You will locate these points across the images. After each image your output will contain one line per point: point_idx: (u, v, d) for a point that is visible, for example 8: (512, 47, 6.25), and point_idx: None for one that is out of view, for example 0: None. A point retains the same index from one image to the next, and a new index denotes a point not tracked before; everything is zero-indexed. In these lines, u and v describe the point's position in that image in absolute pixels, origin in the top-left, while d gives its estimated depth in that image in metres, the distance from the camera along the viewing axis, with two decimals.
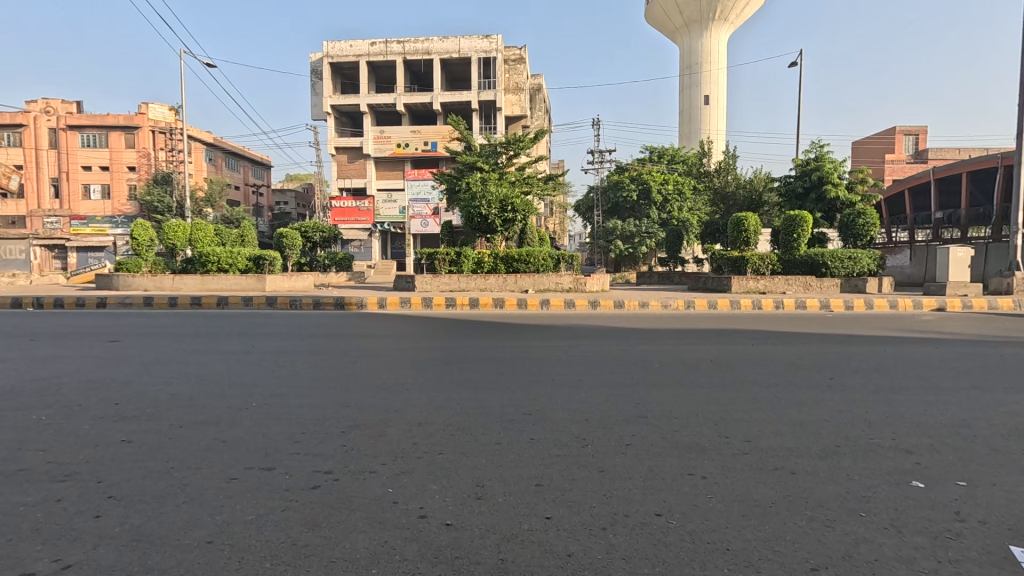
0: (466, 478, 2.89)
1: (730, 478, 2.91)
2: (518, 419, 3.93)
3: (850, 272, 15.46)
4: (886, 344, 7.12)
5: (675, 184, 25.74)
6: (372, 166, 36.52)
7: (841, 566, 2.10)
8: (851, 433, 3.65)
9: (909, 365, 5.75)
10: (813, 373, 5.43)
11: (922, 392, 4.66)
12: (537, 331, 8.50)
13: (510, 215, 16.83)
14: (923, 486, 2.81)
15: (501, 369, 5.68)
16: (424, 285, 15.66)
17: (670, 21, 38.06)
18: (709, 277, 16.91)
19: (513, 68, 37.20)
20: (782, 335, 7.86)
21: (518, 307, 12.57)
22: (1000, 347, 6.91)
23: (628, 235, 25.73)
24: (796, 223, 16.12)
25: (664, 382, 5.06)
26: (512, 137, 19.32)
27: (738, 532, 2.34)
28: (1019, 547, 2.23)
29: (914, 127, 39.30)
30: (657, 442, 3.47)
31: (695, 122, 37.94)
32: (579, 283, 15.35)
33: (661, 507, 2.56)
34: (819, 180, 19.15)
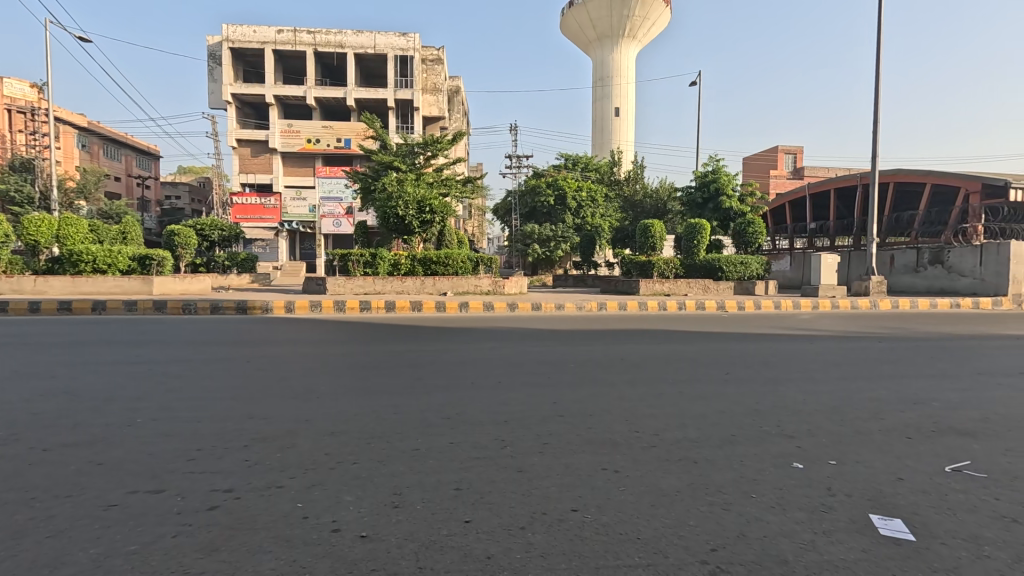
0: (384, 486, 2.80)
1: (640, 470, 3.08)
2: (437, 424, 3.88)
3: (742, 275, 16.97)
4: (771, 341, 7.93)
5: (588, 191, 26.73)
6: (279, 161, 34.40)
7: (736, 545, 2.28)
8: (743, 421, 4.02)
9: (789, 359, 6.45)
10: (712, 368, 5.90)
11: (799, 383, 5.24)
12: (456, 335, 8.40)
13: (429, 216, 16.56)
14: (802, 467, 3.16)
15: (419, 373, 5.58)
16: (337, 288, 14.94)
17: (584, 34, 39.72)
18: (619, 281, 17.78)
19: (431, 68, 36.79)
20: (684, 334, 8.49)
21: (436, 310, 12.41)
22: (860, 342, 7.96)
23: (544, 238, 26.30)
24: (696, 230, 17.60)
25: (581, 382, 5.23)
26: (430, 138, 19.07)
27: (647, 521, 2.47)
28: (877, 514, 2.58)
29: (793, 147, 44.17)
30: (573, 439, 3.58)
31: (606, 133, 39.84)
32: (497, 285, 15.51)
33: (578, 503, 2.64)
34: (716, 191, 20.89)
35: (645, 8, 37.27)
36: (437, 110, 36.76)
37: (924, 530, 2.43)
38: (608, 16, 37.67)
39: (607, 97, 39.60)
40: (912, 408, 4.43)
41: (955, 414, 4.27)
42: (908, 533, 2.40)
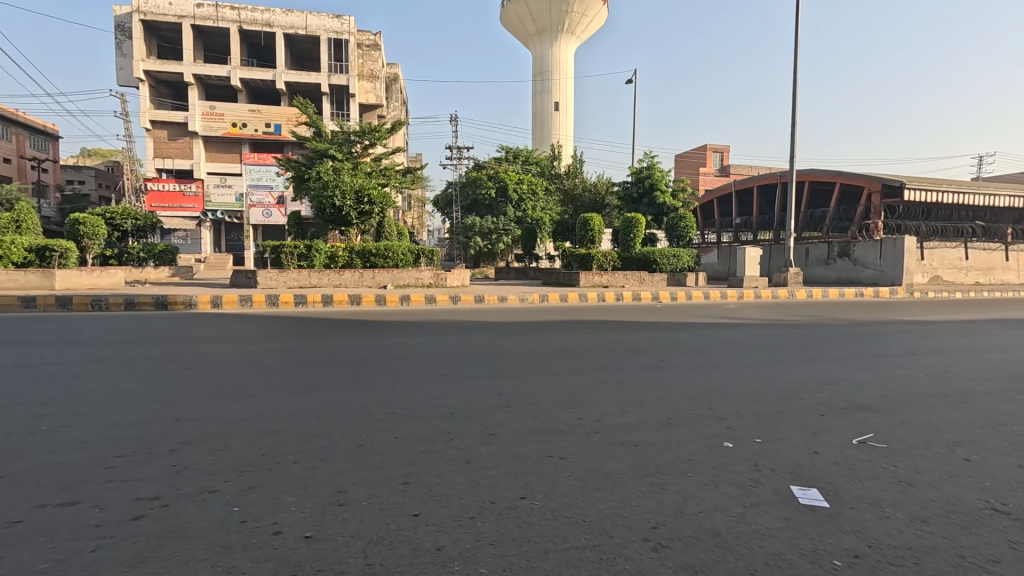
0: (327, 485, 2.71)
1: (584, 455, 3.18)
2: (381, 419, 3.80)
3: (674, 267, 17.85)
4: (701, 329, 8.39)
5: (529, 184, 26.93)
6: (201, 146, 32.05)
7: (675, 521, 2.41)
8: (678, 406, 4.24)
9: (717, 346, 6.87)
10: (647, 356, 6.17)
11: (727, 368, 5.60)
12: (397, 329, 8.22)
13: (367, 207, 16.05)
14: (731, 445, 3.38)
15: (360, 368, 5.44)
16: (268, 282, 14.14)
17: (524, 27, 39.79)
18: (559, 273, 18.06)
19: (367, 53, 35.52)
20: (622, 324, 8.82)
21: (375, 303, 12.08)
22: (780, 329, 8.58)
23: (486, 231, 26.36)
24: (632, 224, 18.23)
25: (527, 372, 5.30)
26: (368, 126, 18.52)
27: (593, 504, 2.56)
28: (797, 486, 2.81)
29: (721, 145, 46.68)
30: (519, 429, 3.63)
31: (546, 127, 40.29)
32: (439, 278, 15.37)
33: (525, 490, 2.69)
34: (650, 186, 21.74)
35: (583, 5, 37.90)
36: (375, 97, 35.61)
37: (836, 497, 2.68)
38: (547, 10, 37.94)
39: (547, 91, 39.98)
40: (824, 387, 4.87)
41: (859, 392, 4.73)
42: (823, 500, 2.64)
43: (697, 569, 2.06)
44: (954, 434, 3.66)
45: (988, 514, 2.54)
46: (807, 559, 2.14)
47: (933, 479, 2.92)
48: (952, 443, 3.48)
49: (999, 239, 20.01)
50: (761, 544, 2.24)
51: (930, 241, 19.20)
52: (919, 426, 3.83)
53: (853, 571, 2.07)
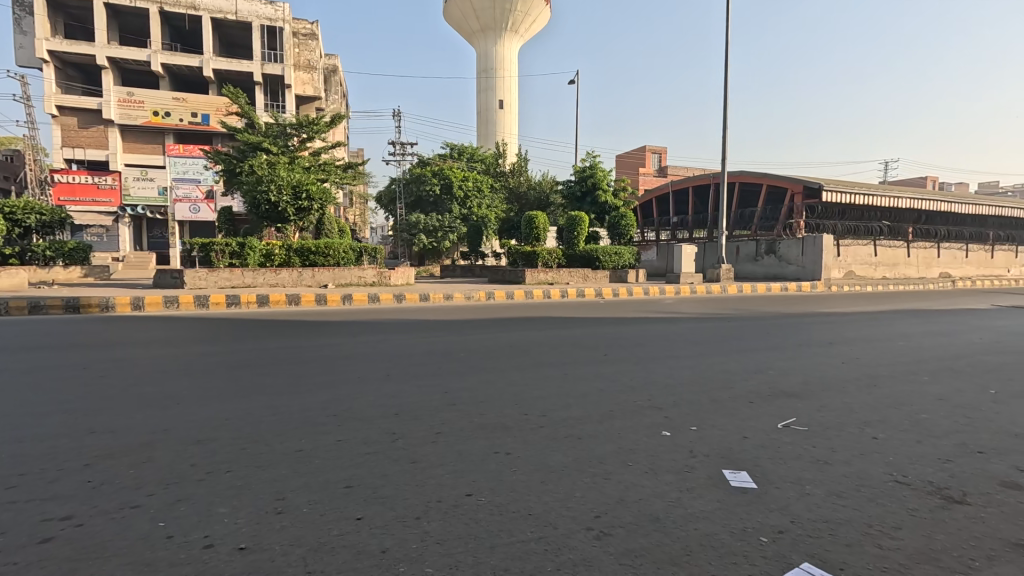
0: (264, 492, 2.60)
1: (529, 450, 3.22)
2: (323, 421, 3.68)
3: (616, 264, 18.37)
4: (641, 324, 8.71)
5: (474, 182, 26.82)
6: (117, 136, 29.51)
7: (616, 509, 2.49)
8: (619, 398, 4.39)
9: (657, 339, 7.16)
10: (591, 351, 6.32)
11: (666, 360, 5.85)
12: (339, 329, 7.95)
13: (305, 203, 15.41)
14: (668, 434, 3.54)
15: (300, 370, 5.24)
16: (196, 281, 13.31)
17: (468, 23, 39.53)
18: (506, 270, 18.09)
19: (303, 43, 34.04)
20: (567, 320, 8.99)
21: (316, 303, 11.64)
22: (714, 323, 9.05)
23: (431, 229, 26.05)
24: (576, 222, 18.52)
25: (472, 370, 5.30)
26: (305, 118, 17.81)
27: (538, 497, 2.60)
28: (729, 470, 2.98)
29: (659, 147, 48.52)
30: (465, 426, 3.63)
31: (491, 125, 40.31)
32: (383, 276, 15.06)
33: (472, 488, 2.69)
34: (592, 185, 22.26)
35: (527, 5, 38.13)
36: (312, 89, 34.21)
37: (762, 478, 2.88)
38: (490, 8, 37.88)
39: (492, 89, 39.96)
40: (754, 376, 5.19)
41: (783, 379, 5.09)
42: (752, 482, 2.82)
43: (638, 554, 2.14)
44: (864, 415, 4.02)
45: (892, 486, 2.80)
46: (739, 537, 2.28)
47: (847, 457, 3.19)
48: (863, 424, 3.82)
49: (902, 238, 22.08)
50: (695, 526, 2.36)
51: (845, 239, 20.90)
52: (835, 409, 4.16)
53: (779, 545, 2.22)
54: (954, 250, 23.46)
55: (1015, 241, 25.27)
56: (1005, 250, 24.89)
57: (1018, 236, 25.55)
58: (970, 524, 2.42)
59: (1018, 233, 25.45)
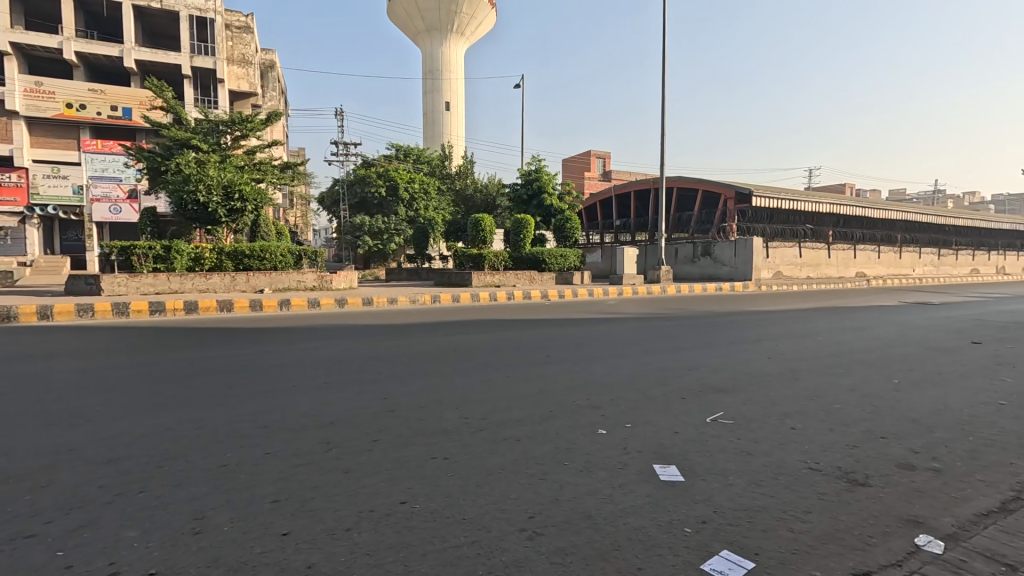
0: (181, 512, 2.45)
1: (466, 453, 3.21)
2: (252, 434, 3.52)
3: (562, 267, 18.76)
4: (585, 324, 8.92)
5: (420, 184, 26.52)
6: (24, 129, 26.73)
7: (550, 509, 2.53)
8: (559, 398, 4.46)
9: (599, 339, 7.36)
10: (534, 353, 6.38)
11: (606, 359, 6.01)
12: (274, 335, 7.60)
13: (238, 204, 14.67)
14: (605, 432, 3.63)
15: (231, 380, 4.99)
16: (114, 287, 12.36)
17: (412, 24, 39.05)
18: (452, 273, 17.97)
19: (237, 36, 32.47)
20: (512, 322, 9.07)
21: (250, 309, 11.10)
22: (654, 322, 9.41)
23: (376, 231, 25.53)
24: (522, 225, 18.72)
25: (414, 374, 5.23)
26: (238, 115, 16.97)
27: (473, 501, 2.59)
28: (659, 464, 3.09)
29: (603, 152, 49.84)
30: (403, 432, 3.57)
31: (437, 126, 40.00)
32: (324, 280, 14.57)
33: (406, 495, 2.64)
34: (538, 189, 22.54)
35: (472, 7, 38.14)
36: (247, 85, 32.78)
37: (690, 471, 3.01)
38: (435, 9, 37.61)
39: (438, 91, 39.70)
40: (688, 373, 5.43)
41: (714, 375, 5.35)
42: (680, 475, 2.94)
43: (569, 552, 2.18)
44: (785, 407, 4.29)
45: (805, 472, 3.01)
46: (665, 529, 2.37)
47: (767, 447, 3.39)
48: (783, 415, 4.07)
49: (823, 240, 23.81)
50: (625, 521, 2.44)
51: (773, 242, 22.27)
52: (760, 402, 4.41)
53: (701, 535, 2.33)
54: (868, 251, 25.53)
55: (919, 243, 27.83)
56: (911, 251, 27.35)
57: (922, 238, 28.15)
58: (871, 504, 2.64)
59: (922, 236, 28.05)
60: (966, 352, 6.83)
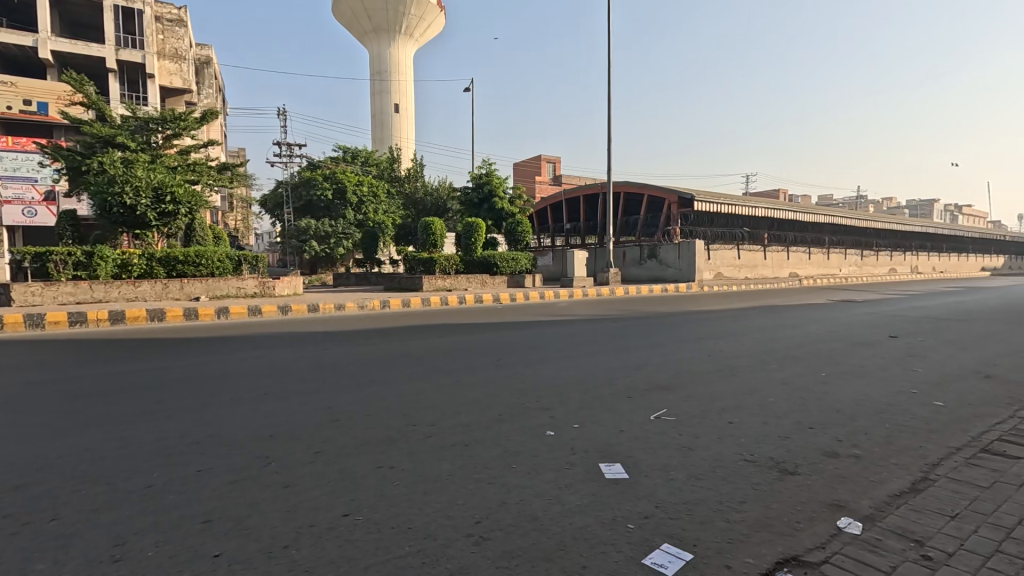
0: (100, 539, 2.27)
1: (413, 461, 3.16)
2: (184, 451, 3.32)
3: (513, 270, 18.90)
4: (536, 327, 9.01)
5: (369, 186, 25.92)
6: None
7: (497, 513, 2.53)
8: (508, 402, 4.46)
9: (550, 342, 7.43)
10: (485, 356, 6.38)
11: (555, 361, 6.08)
12: (210, 346, 7.16)
13: (170, 207, 13.78)
14: (553, 434, 3.67)
15: (161, 395, 4.68)
16: (26, 296, 11.35)
17: (359, 24, 38.23)
18: (403, 277, 17.64)
19: (169, 29, 30.70)
20: (463, 326, 9.04)
21: (185, 318, 10.46)
22: (602, 323, 9.63)
23: (322, 235, 24.75)
24: (473, 229, 18.76)
25: (360, 382, 5.09)
26: (171, 113, 16.03)
27: (419, 509, 2.55)
28: (605, 463, 3.15)
29: (554, 156, 50.63)
30: (347, 443, 3.47)
31: (386, 128, 39.31)
32: (266, 287, 13.96)
33: (349, 507, 2.57)
34: (489, 192, 22.59)
35: (421, 9, 37.82)
36: (180, 81, 31.08)
37: (634, 468, 3.08)
38: (383, 9, 37.00)
39: (386, 92, 39.05)
40: (635, 372, 5.58)
41: (659, 374, 5.53)
42: (624, 473, 3.02)
43: (515, 554, 2.19)
44: (723, 402, 4.49)
45: (741, 465, 3.16)
46: (608, 527, 2.42)
47: (706, 442, 3.54)
48: (721, 410, 4.26)
49: (760, 242, 25.18)
50: (571, 520, 2.47)
51: (714, 244, 23.33)
52: (700, 398, 4.60)
53: (643, 530, 2.39)
54: (800, 253, 27.22)
55: (844, 245, 29.94)
56: (838, 252, 29.38)
57: (846, 240, 30.30)
58: (799, 491, 2.81)
59: (847, 238, 30.19)
60: (883, 345, 7.40)
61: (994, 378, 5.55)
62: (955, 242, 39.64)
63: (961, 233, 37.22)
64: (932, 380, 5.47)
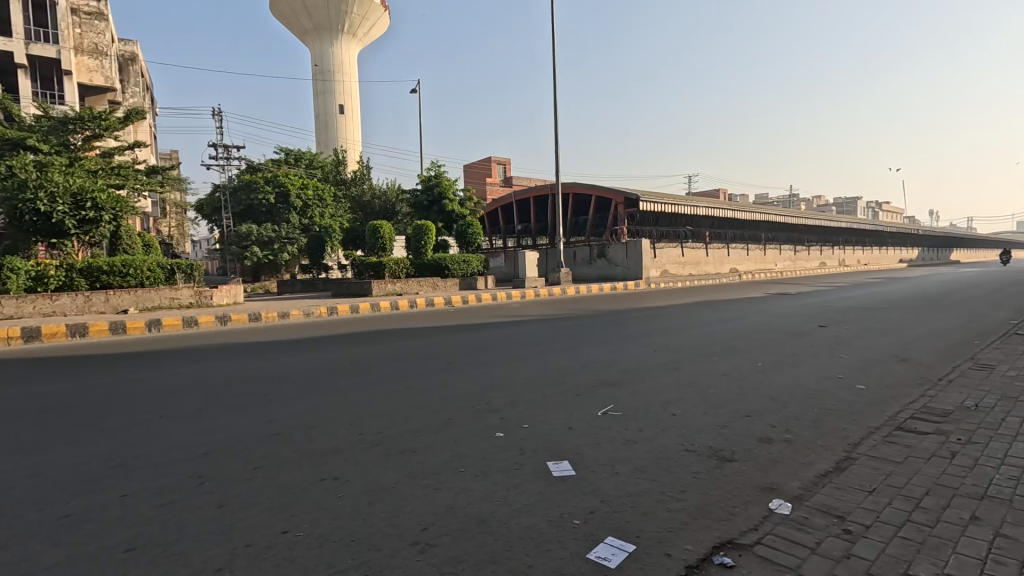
0: None
1: (359, 471, 3.08)
2: (107, 475, 3.09)
3: (466, 272, 18.78)
4: (487, 329, 9.01)
5: (315, 190, 25.04)
6: None
7: (443, 518, 2.50)
8: (459, 405, 4.42)
9: (500, 343, 7.44)
10: (435, 360, 6.31)
11: (506, 363, 6.09)
12: (138, 362, 6.67)
13: (91, 213, 12.73)
14: (502, 435, 3.67)
15: (80, 416, 4.32)
16: None
17: (298, 22, 36.94)
18: (351, 282, 17.16)
19: (87, 23, 28.54)
20: (414, 331, 8.90)
21: (110, 332, 9.73)
22: (553, 323, 9.75)
23: (265, 240, 23.71)
24: (423, 232, 18.53)
25: (305, 393, 4.91)
26: (91, 112, 14.95)
27: (363, 520, 2.49)
28: (552, 462, 3.19)
29: (504, 159, 50.89)
30: (290, 456, 3.35)
31: (331, 129, 38.20)
32: (203, 296, 13.28)
33: (290, 523, 2.47)
34: (439, 194, 22.37)
35: (364, 8, 37.03)
36: (101, 78, 28.89)
37: (581, 465, 3.13)
38: (324, 8, 35.93)
39: (330, 93, 37.93)
40: (583, 370, 5.67)
41: (607, 371, 5.66)
42: (572, 470, 3.06)
43: (461, 559, 2.17)
44: (667, 395, 4.64)
45: (683, 455, 3.27)
46: (555, 524, 2.44)
47: (650, 435, 3.65)
48: (665, 403, 4.40)
49: (702, 240, 26.29)
50: (518, 520, 2.48)
51: (660, 243, 24.12)
52: (645, 393, 4.74)
53: (589, 525, 2.43)
54: (739, 250, 28.62)
55: (779, 241, 31.70)
56: (773, 249, 31.10)
57: (780, 237, 32.09)
58: (735, 477, 2.94)
59: (781, 235, 31.97)
60: (813, 335, 7.89)
61: (908, 361, 6.04)
62: (876, 238, 42.85)
63: (881, 229, 40.29)
64: (856, 365, 5.88)
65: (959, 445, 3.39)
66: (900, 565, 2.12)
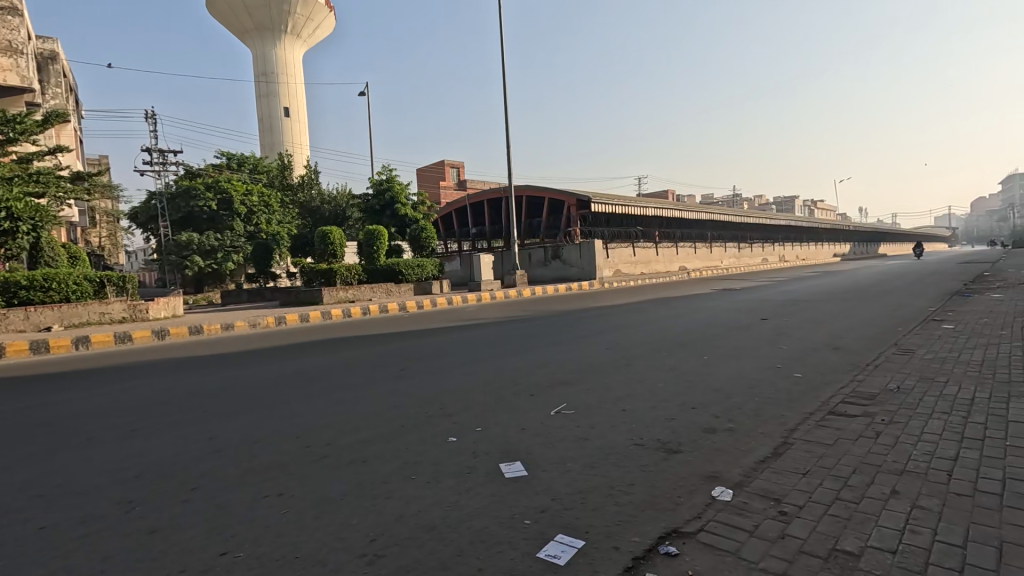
0: None
1: (305, 485, 2.98)
2: (23, 506, 2.84)
3: (420, 276, 18.59)
4: (442, 333, 8.94)
5: (259, 195, 24.16)
6: None
7: (393, 528, 2.45)
8: (411, 412, 4.36)
9: (455, 347, 7.39)
10: (388, 367, 6.19)
11: (460, 367, 6.04)
12: (63, 382, 6.18)
13: (5, 224, 11.75)
14: (455, 440, 3.64)
15: None
16: None
17: (237, 21, 35.46)
18: (300, 290, 16.55)
19: None
20: (366, 338, 8.71)
21: (30, 352, 8.96)
22: (509, 324, 9.78)
23: (207, 249, 22.62)
24: (375, 237, 18.07)
25: (249, 407, 4.70)
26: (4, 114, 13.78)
27: (309, 535, 2.41)
28: (504, 463, 3.19)
29: (457, 163, 50.68)
30: (232, 473, 3.20)
31: (276, 133, 36.85)
32: (136, 310, 12.54)
33: (229, 544, 2.36)
34: (391, 199, 21.96)
35: (308, 9, 36.03)
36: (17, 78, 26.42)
37: (533, 465, 3.15)
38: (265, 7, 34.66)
39: (274, 95, 36.62)
40: (537, 371, 5.70)
41: (561, 370, 5.71)
42: (523, 470, 3.07)
43: (410, 568, 2.13)
44: (618, 392, 4.75)
45: (632, 449, 3.35)
46: (506, 526, 2.44)
47: (601, 431, 3.71)
48: (616, 400, 4.49)
49: (652, 239, 27.12)
50: (469, 524, 2.47)
51: (612, 243, 24.69)
52: (598, 390, 4.83)
53: (539, 524, 2.45)
54: (687, 248, 29.70)
55: (724, 239, 33.08)
56: (719, 246, 32.45)
57: (725, 235, 33.48)
58: (682, 467, 3.04)
59: (726, 234, 33.38)
60: (756, 328, 8.28)
61: (840, 350, 6.43)
62: (812, 234, 45.41)
63: (816, 227, 42.78)
64: (793, 355, 6.21)
65: (884, 425, 3.64)
66: (828, 541, 2.25)
